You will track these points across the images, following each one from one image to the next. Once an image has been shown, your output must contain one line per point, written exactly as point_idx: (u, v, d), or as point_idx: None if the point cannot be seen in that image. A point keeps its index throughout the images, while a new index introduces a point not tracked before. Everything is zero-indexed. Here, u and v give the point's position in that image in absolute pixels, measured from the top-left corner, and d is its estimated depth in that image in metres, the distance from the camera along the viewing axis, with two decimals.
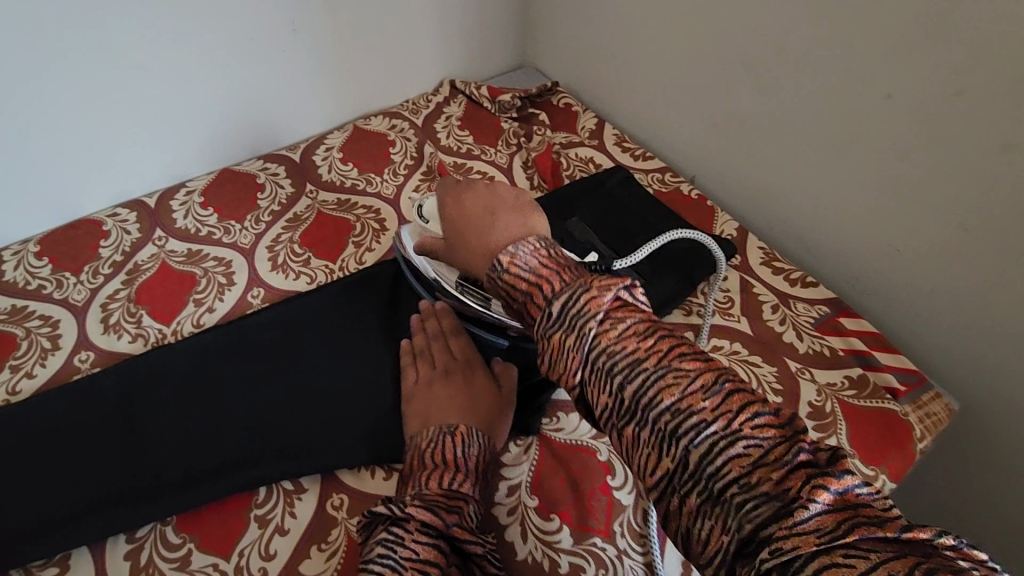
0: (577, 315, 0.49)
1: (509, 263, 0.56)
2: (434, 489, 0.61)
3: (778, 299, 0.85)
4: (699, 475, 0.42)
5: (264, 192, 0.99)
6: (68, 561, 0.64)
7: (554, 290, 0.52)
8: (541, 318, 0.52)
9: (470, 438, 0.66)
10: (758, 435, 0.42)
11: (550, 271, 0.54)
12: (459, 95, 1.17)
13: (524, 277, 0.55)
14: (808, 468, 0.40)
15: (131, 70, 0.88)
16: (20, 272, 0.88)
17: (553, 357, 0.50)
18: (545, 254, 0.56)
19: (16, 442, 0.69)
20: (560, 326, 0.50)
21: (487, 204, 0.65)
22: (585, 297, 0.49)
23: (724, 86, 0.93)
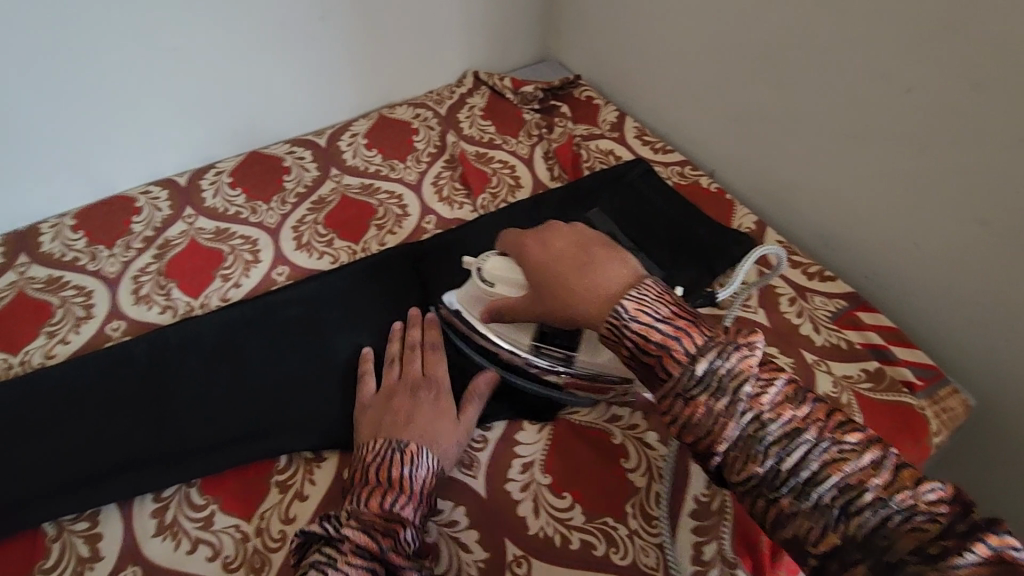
0: (727, 376, 0.51)
1: (638, 311, 0.56)
2: (372, 510, 0.58)
3: (796, 292, 0.85)
4: (863, 541, 0.44)
5: (289, 175, 1.02)
6: (97, 516, 0.66)
7: (695, 346, 0.53)
8: (683, 376, 0.52)
9: (419, 458, 0.62)
10: (922, 502, 0.44)
11: (685, 323, 0.55)
12: (482, 86, 1.19)
13: (657, 329, 0.55)
14: (968, 528, 0.42)
15: (165, 54, 0.91)
16: (57, 244, 0.91)
17: (700, 421, 0.51)
18: (672, 305, 0.57)
19: (52, 403, 0.72)
20: (706, 389, 0.51)
21: (583, 247, 0.65)
22: (735, 357, 0.52)
23: (746, 80, 0.93)
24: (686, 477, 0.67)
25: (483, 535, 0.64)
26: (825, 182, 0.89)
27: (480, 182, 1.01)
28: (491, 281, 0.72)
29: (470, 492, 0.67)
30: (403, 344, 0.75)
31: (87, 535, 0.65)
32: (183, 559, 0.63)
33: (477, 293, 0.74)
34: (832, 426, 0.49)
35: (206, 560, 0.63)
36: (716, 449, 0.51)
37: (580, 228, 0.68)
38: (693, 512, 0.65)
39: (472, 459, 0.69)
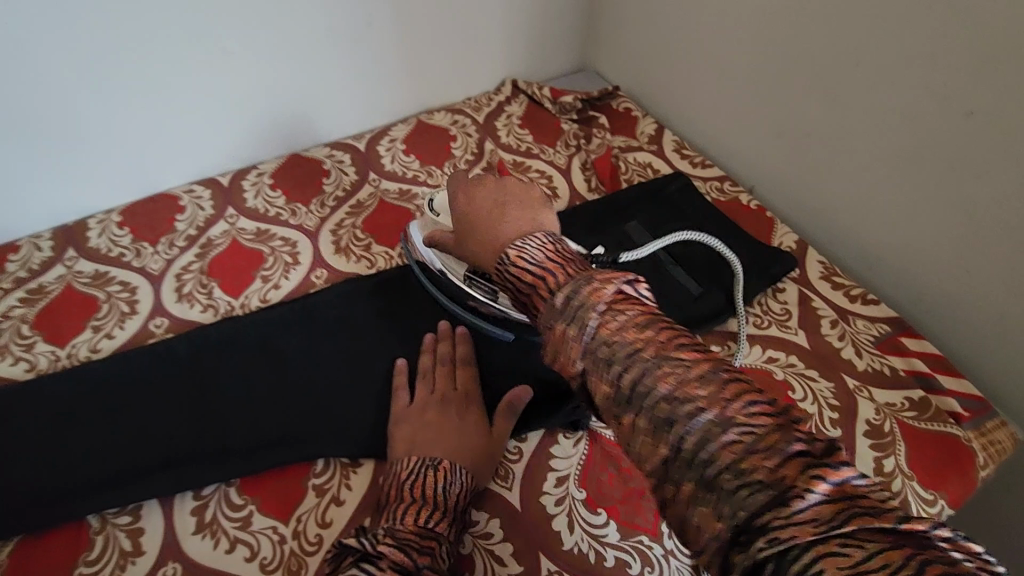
0: (582, 305, 0.48)
1: (517, 257, 0.55)
2: (408, 526, 0.56)
3: (838, 314, 0.84)
4: (698, 467, 0.41)
5: (329, 178, 1.03)
6: (139, 510, 0.67)
7: (558, 282, 0.51)
8: (544, 308, 0.51)
9: (454, 475, 0.62)
10: (753, 425, 0.41)
11: (556, 265, 0.53)
12: (520, 94, 1.19)
13: (531, 271, 0.54)
14: (806, 457, 0.39)
15: (215, 56, 0.93)
16: (104, 239, 0.93)
17: (557, 348, 0.49)
18: (553, 248, 0.55)
19: (99, 397, 0.74)
20: (562, 316, 0.49)
21: (496, 199, 0.64)
22: (591, 288, 0.49)
23: (793, 96, 0.92)
24: None
25: (517, 548, 0.64)
26: (870, 203, 0.87)
27: None
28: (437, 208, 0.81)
29: (505, 505, 0.67)
30: (441, 354, 0.75)
31: (129, 529, 0.65)
32: (222, 558, 0.64)
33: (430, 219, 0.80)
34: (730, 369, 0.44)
35: (244, 559, 0.64)
36: (569, 375, 0.49)
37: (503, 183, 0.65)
38: None
39: (507, 472, 0.69)
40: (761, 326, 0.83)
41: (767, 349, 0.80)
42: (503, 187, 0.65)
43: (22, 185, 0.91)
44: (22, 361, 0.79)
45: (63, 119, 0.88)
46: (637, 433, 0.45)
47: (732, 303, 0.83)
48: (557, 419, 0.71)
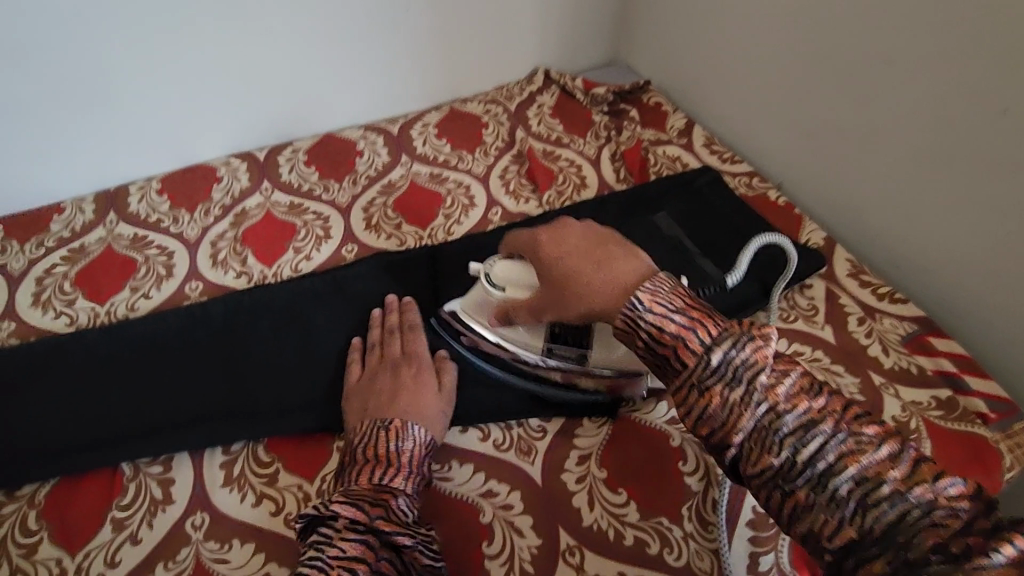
0: (745, 367, 0.50)
1: (652, 302, 0.55)
2: (362, 485, 0.60)
3: (865, 312, 0.83)
4: (879, 534, 0.44)
5: (362, 158, 1.05)
6: (171, 461, 0.68)
7: (711, 336, 0.52)
8: (699, 364, 0.51)
9: (405, 431, 0.65)
10: (943, 497, 0.43)
11: (698, 314, 0.54)
12: (552, 85, 1.20)
13: (672, 321, 0.54)
14: (989, 528, 0.42)
15: (258, 33, 0.95)
16: (143, 205, 0.96)
17: (717, 412, 0.50)
18: (685, 294, 0.56)
19: (135, 353, 0.76)
20: (725, 380, 0.50)
21: (596, 240, 0.64)
22: (752, 349, 0.51)
23: (827, 95, 0.92)
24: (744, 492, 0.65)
25: (536, 520, 0.65)
26: (902, 204, 0.87)
27: (547, 178, 1.02)
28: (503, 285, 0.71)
29: (526, 478, 0.68)
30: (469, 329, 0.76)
31: (161, 478, 0.67)
32: (248, 511, 0.65)
33: (484, 296, 0.73)
34: (849, 419, 0.47)
35: (269, 514, 0.65)
36: (733, 438, 0.49)
37: (586, 226, 0.67)
38: (751, 522, 0.63)
39: (530, 447, 0.70)
40: (788, 319, 0.83)
41: (793, 342, 0.80)
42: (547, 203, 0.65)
43: (69, 148, 0.93)
44: (63, 315, 0.82)
45: (108, 85, 0.90)
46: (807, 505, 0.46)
47: (766, 297, 0.84)
48: (585, 407, 0.73)
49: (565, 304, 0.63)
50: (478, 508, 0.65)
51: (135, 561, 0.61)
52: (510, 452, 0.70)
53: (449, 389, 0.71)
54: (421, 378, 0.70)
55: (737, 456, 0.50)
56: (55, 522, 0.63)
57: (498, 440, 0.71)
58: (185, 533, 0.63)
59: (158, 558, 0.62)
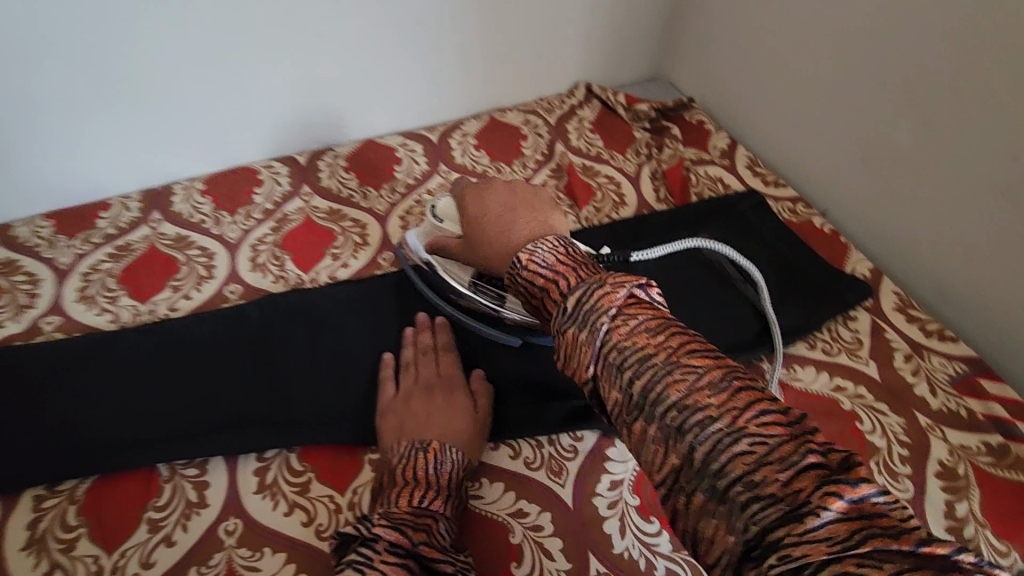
0: (592, 305, 0.49)
1: (528, 260, 0.58)
2: (402, 508, 0.59)
3: (912, 348, 0.81)
4: (703, 470, 0.40)
5: (401, 166, 1.05)
6: (206, 464, 0.69)
7: (569, 286, 0.53)
8: (556, 310, 0.52)
9: (444, 454, 0.64)
10: (761, 429, 0.39)
11: (567, 268, 0.56)
12: (593, 99, 1.20)
13: (541, 273, 0.56)
14: (817, 475, 0.37)
15: (306, 38, 0.96)
16: (187, 205, 0.97)
17: (568, 351, 0.49)
18: (563, 252, 0.58)
19: (176, 354, 0.77)
20: (574, 321, 0.49)
21: (512, 201, 0.69)
22: (600, 293, 0.49)
23: (880, 121, 0.89)
24: None
25: (566, 544, 0.63)
26: (954, 239, 0.84)
27: (585, 194, 1.01)
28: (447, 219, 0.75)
29: (557, 500, 0.67)
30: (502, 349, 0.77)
31: (196, 482, 0.68)
32: (280, 520, 0.65)
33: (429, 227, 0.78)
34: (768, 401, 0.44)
35: (301, 524, 0.65)
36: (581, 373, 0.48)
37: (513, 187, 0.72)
38: None
39: (561, 467, 0.69)
40: (830, 352, 0.81)
41: (835, 376, 0.78)
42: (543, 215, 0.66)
43: (119, 146, 0.95)
44: (106, 312, 0.84)
45: (161, 83, 0.92)
46: (645, 440, 0.43)
47: (767, 340, 0.80)
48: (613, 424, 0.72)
49: (478, 255, 0.70)
50: (508, 528, 0.65)
51: (167, 565, 0.62)
52: (541, 472, 0.69)
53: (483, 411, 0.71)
54: (454, 399, 0.71)
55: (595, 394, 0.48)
56: (93, 520, 0.64)
57: (529, 458, 0.70)
58: (217, 539, 0.64)
59: (190, 562, 0.62)
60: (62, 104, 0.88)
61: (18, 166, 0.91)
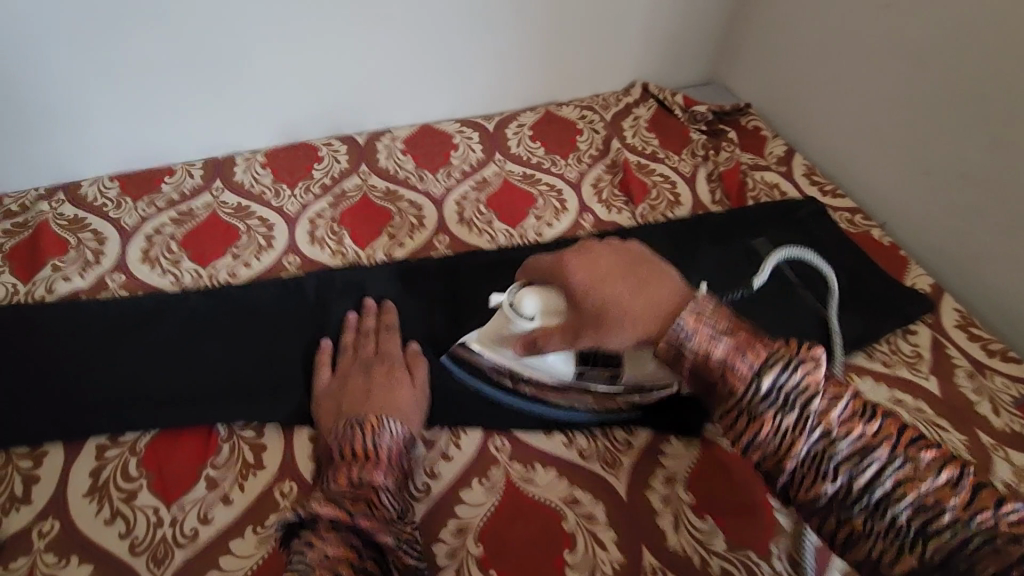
0: (794, 394, 0.52)
1: (696, 327, 0.56)
2: (344, 485, 0.59)
3: (974, 367, 0.79)
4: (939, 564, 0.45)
5: (457, 152, 1.06)
6: (262, 427, 0.70)
7: (760, 361, 0.53)
8: (749, 390, 0.53)
9: (382, 427, 0.64)
10: None
11: (745, 337, 0.55)
12: (650, 98, 1.19)
13: (718, 345, 0.55)
14: None
15: (377, 18, 0.97)
16: (248, 176, 0.99)
17: (776, 442, 0.52)
18: (728, 318, 0.57)
19: (236, 319, 0.79)
20: (774, 403, 0.52)
21: (629, 265, 0.63)
22: (802, 373, 0.52)
23: (948, 134, 0.88)
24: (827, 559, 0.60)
25: (620, 536, 0.63)
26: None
27: (641, 191, 1.01)
28: (536, 315, 0.65)
29: (611, 491, 0.66)
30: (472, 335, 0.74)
31: (253, 443, 0.69)
32: None
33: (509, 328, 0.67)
34: (903, 442, 0.49)
35: None
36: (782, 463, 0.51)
37: (618, 246, 0.65)
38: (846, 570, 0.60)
39: (615, 460, 0.69)
40: (889, 364, 0.79)
41: (894, 389, 0.77)
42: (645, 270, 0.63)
43: (187, 114, 0.97)
44: (169, 274, 0.85)
45: (235, 53, 0.93)
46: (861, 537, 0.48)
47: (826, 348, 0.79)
48: (667, 422, 0.71)
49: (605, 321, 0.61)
50: (560, 514, 0.64)
51: (225, 522, 0.62)
52: (593, 462, 0.68)
53: (420, 385, 0.71)
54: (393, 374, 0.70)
55: (786, 487, 0.52)
56: (153, 472, 0.65)
57: (582, 448, 0.70)
58: (273, 501, 0.64)
59: (247, 521, 0.62)
60: (137, 69, 0.90)
61: (90, 126, 0.93)
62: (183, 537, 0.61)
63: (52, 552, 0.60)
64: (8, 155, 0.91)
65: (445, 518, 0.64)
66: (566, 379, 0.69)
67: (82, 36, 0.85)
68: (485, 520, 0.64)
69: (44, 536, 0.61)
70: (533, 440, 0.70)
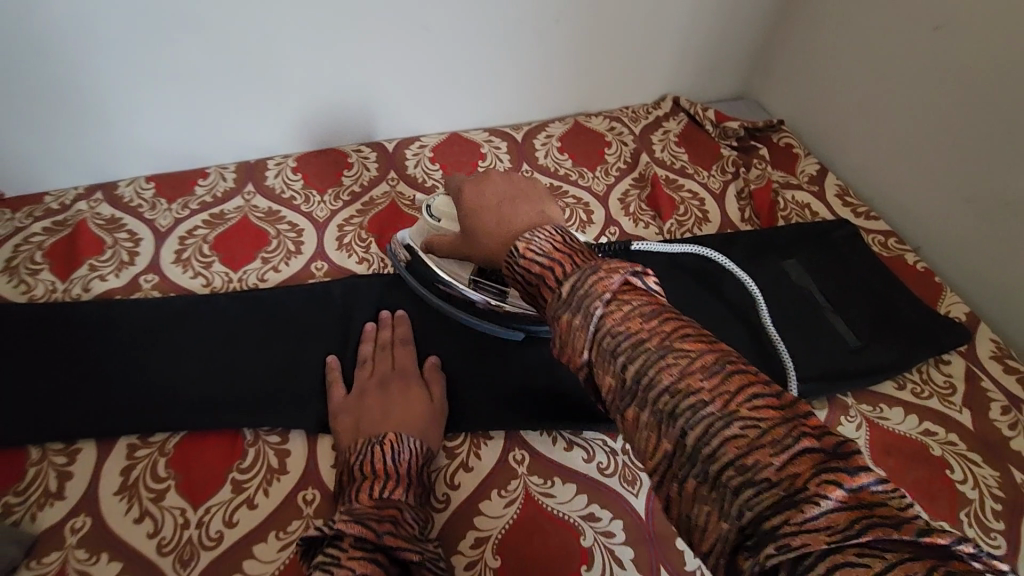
0: (590, 298, 0.44)
1: (525, 250, 0.52)
2: (364, 502, 0.58)
3: (1009, 401, 0.77)
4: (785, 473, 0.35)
5: (484, 162, 1.06)
6: (287, 433, 0.71)
7: (565, 274, 0.48)
8: (554, 301, 0.47)
9: (400, 443, 0.64)
10: None
11: (564, 255, 0.50)
12: (680, 112, 1.18)
13: (538, 262, 0.51)
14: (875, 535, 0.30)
15: (412, 29, 0.97)
16: (279, 180, 1.01)
17: (567, 342, 0.45)
18: (560, 242, 0.52)
19: (265, 324, 0.80)
20: (569, 309, 0.45)
21: (514, 192, 0.64)
22: (598, 281, 0.45)
23: (990, 161, 0.86)
24: None
25: (637, 554, 0.63)
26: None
27: (669, 206, 1.00)
28: (439, 218, 0.74)
29: (629, 508, 0.66)
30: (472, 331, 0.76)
31: (278, 448, 0.70)
32: None
33: (424, 228, 0.77)
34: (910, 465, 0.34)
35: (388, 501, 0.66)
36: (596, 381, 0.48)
37: (512, 175, 0.66)
38: None
39: (634, 477, 0.69)
40: (920, 394, 0.77)
41: (924, 420, 0.75)
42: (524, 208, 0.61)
43: (222, 118, 0.99)
44: (200, 276, 0.87)
45: (273, 62, 0.95)
46: (646, 429, 0.40)
47: (855, 374, 0.78)
48: None
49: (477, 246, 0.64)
50: (580, 531, 0.64)
51: (248, 526, 0.63)
52: (614, 479, 0.68)
53: (438, 397, 0.72)
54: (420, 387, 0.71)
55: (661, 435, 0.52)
56: (181, 474, 0.67)
57: (603, 464, 0.70)
58: (296, 507, 0.65)
59: (270, 527, 0.63)
60: (176, 74, 0.91)
61: (130, 128, 0.95)
62: (208, 540, 0.62)
63: (82, 548, 0.61)
64: (51, 154, 0.93)
65: (464, 530, 0.64)
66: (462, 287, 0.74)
67: (124, 41, 0.86)
68: (503, 531, 0.64)
69: (76, 533, 0.62)
70: (553, 455, 0.70)
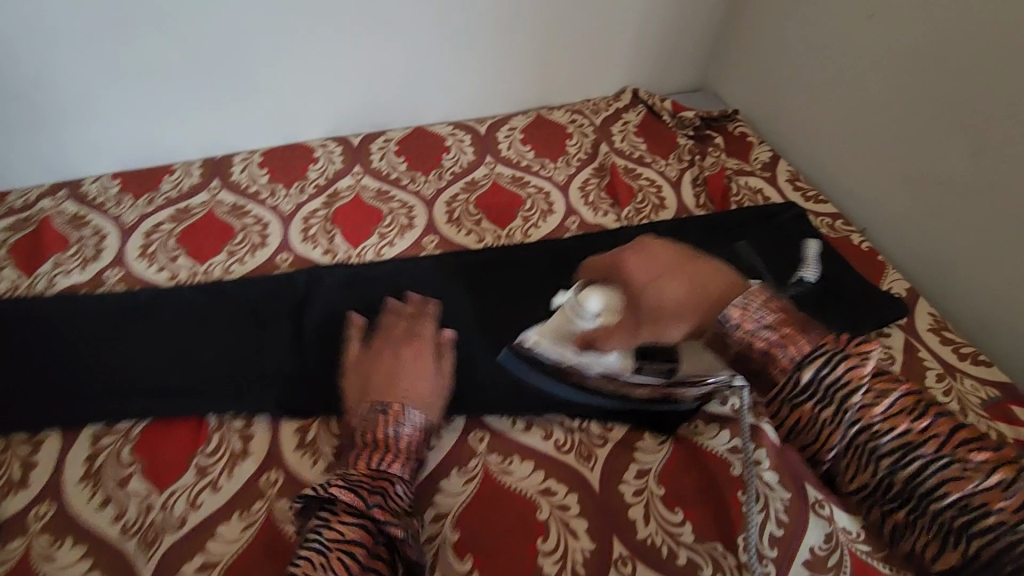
0: (835, 385, 0.49)
1: (742, 318, 0.54)
2: (361, 470, 0.62)
3: (944, 369, 0.81)
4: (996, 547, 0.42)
5: (448, 154, 1.09)
6: (251, 418, 0.72)
7: (802, 354, 0.51)
8: (789, 382, 0.51)
9: (407, 416, 0.67)
10: None
11: (791, 330, 0.53)
12: (640, 104, 1.21)
13: (761, 338, 0.53)
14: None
15: (371, 25, 0.99)
16: (245, 175, 1.02)
17: (812, 427, 0.49)
18: (777, 311, 0.54)
19: (229, 314, 0.81)
20: (815, 397, 0.49)
21: (684, 262, 0.65)
22: (845, 368, 0.49)
23: (925, 145, 0.91)
24: (788, 561, 0.64)
25: (591, 524, 0.66)
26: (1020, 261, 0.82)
27: (627, 194, 1.04)
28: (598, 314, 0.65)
29: (584, 482, 0.69)
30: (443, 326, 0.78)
31: (242, 433, 0.71)
32: (318, 476, 0.68)
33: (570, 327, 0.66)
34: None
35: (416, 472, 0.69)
36: (826, 449, 0.49)
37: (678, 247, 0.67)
38: (806, 562, 0.64)
39: (590, 453, 0.71)
40: None
41: None
42: (699, 275, 0.63)
43: (186, 114, 1.00)
44: (165, 269, 0.88)
45: (236, 60, 0.96)
46: None
47: None
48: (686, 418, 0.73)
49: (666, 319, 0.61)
50: (535, 505, 0.67)
51: (212, 507, 0.65)
52: (569, 454, 0.71)
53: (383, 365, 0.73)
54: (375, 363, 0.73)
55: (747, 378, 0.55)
56: (146, 459, 0.68)
57: (559, 441, 0.72)
58: (259, 488, 0.67)
59: (234, 508, 0.65)
60: (140, 71, 0.92)
61: (94, 125, 0.96)
62: (173, 521, 0.64)
63: (47, 533, 0.63)
64: (13, 153, 0.94)
65: (423, 507, 0.67)
66: (630, 375, 0.66)
67: (84, 35, 0.86)
68: (461, 507, 0.67)
69: (41, 519, 0.64)
70: (512, 434, 0.73)
